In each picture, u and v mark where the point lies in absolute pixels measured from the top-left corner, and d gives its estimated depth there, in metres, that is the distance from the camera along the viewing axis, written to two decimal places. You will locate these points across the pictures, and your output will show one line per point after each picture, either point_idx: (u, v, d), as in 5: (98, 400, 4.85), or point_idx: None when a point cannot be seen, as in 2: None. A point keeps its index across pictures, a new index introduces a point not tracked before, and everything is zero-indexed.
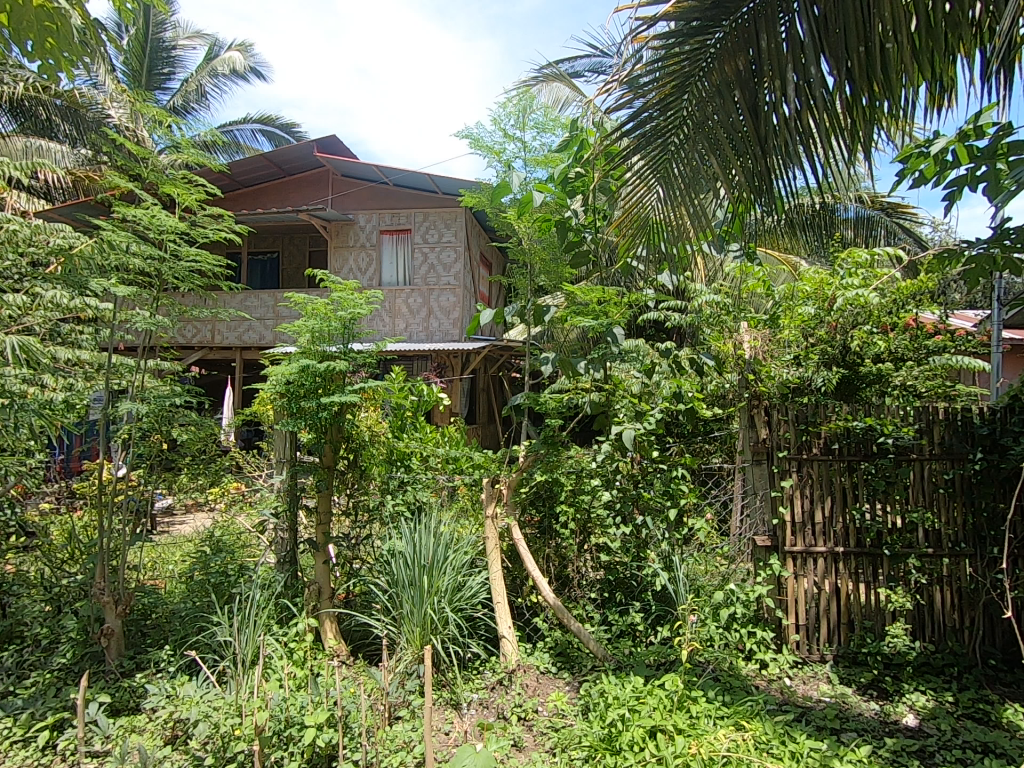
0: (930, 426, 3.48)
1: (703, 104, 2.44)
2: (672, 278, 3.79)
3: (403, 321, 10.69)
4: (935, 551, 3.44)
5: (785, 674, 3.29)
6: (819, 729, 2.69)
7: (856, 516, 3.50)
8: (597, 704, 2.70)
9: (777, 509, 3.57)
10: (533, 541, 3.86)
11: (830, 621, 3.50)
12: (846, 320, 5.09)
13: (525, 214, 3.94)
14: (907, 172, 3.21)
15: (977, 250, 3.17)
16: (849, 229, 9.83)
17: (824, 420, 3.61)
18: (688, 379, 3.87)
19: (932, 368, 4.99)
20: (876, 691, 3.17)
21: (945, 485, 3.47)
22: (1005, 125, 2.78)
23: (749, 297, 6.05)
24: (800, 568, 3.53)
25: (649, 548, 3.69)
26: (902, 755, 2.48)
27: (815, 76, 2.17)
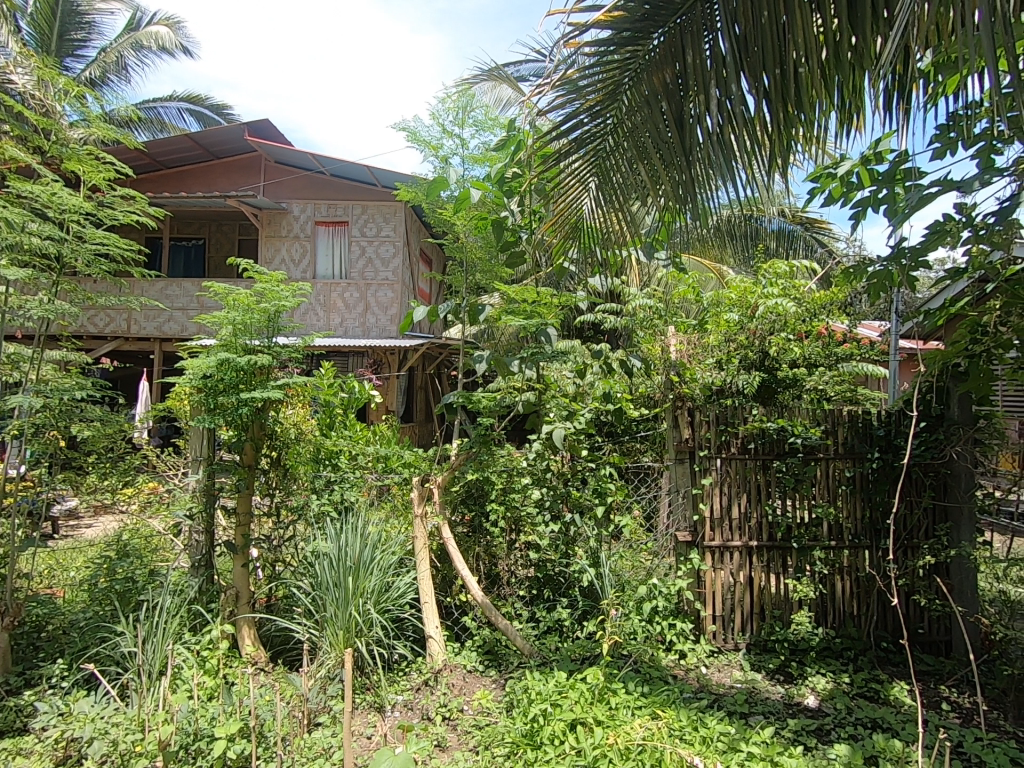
0: (835, 427, 3.77)
1: (633, 113, 2.54)
2: (604, 281, 3.90)
3: (338, 315, 10.39)
4: (837, 543, 3.70)
5: (702, 663, 3.45)
6: (729, 713, 2.84)
7: (769, 511, 3.73)
8: (521, 700, 2.72)
9: (698, 506, 3.73)
10: (463, 540, 3.84)
11: (744, 612, 3.70)
12: (766, 326, 5.38)
13: (462, 211, 3.94)
14: (820, 191, 3.44)
15: (879, 267, 3.47)
16: (772, 241, 10.44)
17: (742, 421, 3.81)
18: (619, 379, 3.97)
19: (842, 374, 5.35)
20: (783, 676, 3.38)
21: (846, 482, 3.75)
22: (901, 154, 3.03)
23: (679, 302, 6.32)
24: (718, 562, 3.71)
25: (577, 545, 3.77)
26: (803, 735, 2.65)
27: (736, 93, 2.28)
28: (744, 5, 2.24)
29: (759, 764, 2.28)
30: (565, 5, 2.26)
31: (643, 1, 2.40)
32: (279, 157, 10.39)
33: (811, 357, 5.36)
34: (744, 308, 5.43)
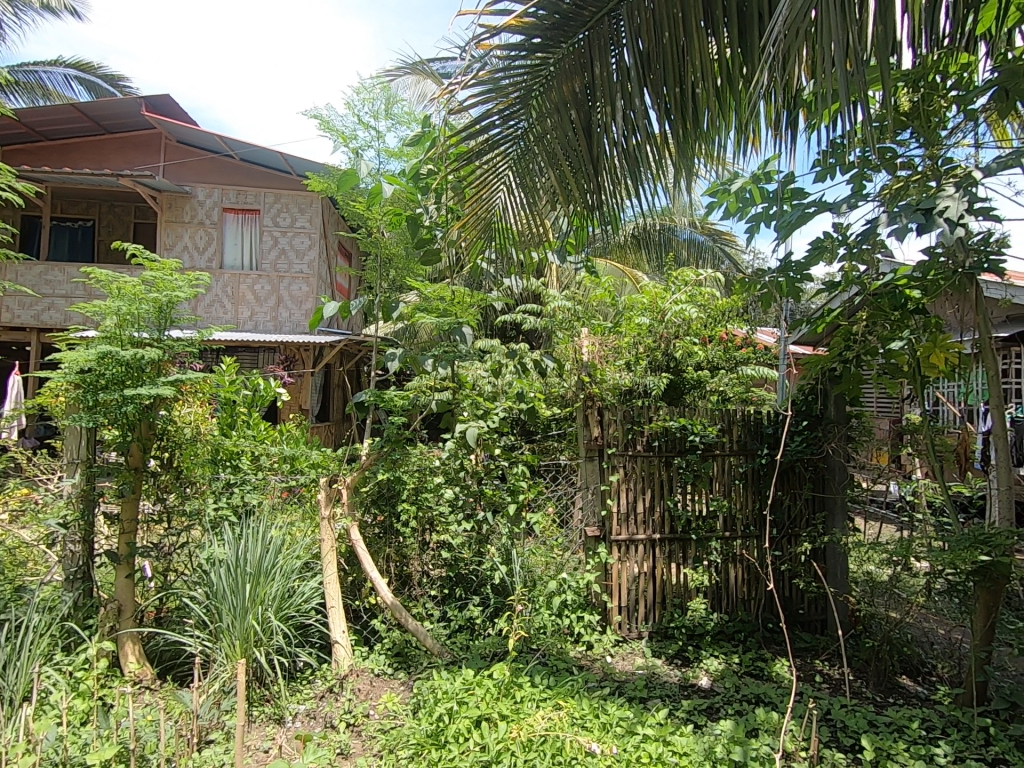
0: (730, 426, 4.05)
1: (544, 120, 2.62)
2: (518, 282, 3.95)
3: (247, 308, 9.83)
4: (731, 534, 3.98)
5: (607, 653, 3.58)
6: (630, 698, 2.97)
7: (671, 505, 3.94)
8: (427, 701, 2.69)
9: (606, 501, 3.87)
10: (374, 541, 3.76)
11: (646, 601, 3.89)
12: (674, 330, 5.67)
13: (375, 206, 3.85)
14: (718, 204, 3.65)
15: (768, 279, 3.77)
16: (683, 251, 11.02)
17: (647, 421, 4.00)
18: (533, 380, 4.05)
19: (740, 376, 5.68)
20: (680, 660, 3.59)
21: (739, 477, 4.04)
22: (789, 175, 3.29)
23: (596, 305, 6.51)
24: (623, 555, 3.87)
25: (490, 543, 3.78)
26: (694, 714, 2.82)
27: (639, 107, 2.41)
28: (647, 23, 2.36)
29: (652, 744, 2.41)
30: (477, 8, 2.28)
31: (553, 11, 2.46)
32: (182, 136, 9.68)
33: (713, 360, 5.69)
34: (654, 313, 5.74)
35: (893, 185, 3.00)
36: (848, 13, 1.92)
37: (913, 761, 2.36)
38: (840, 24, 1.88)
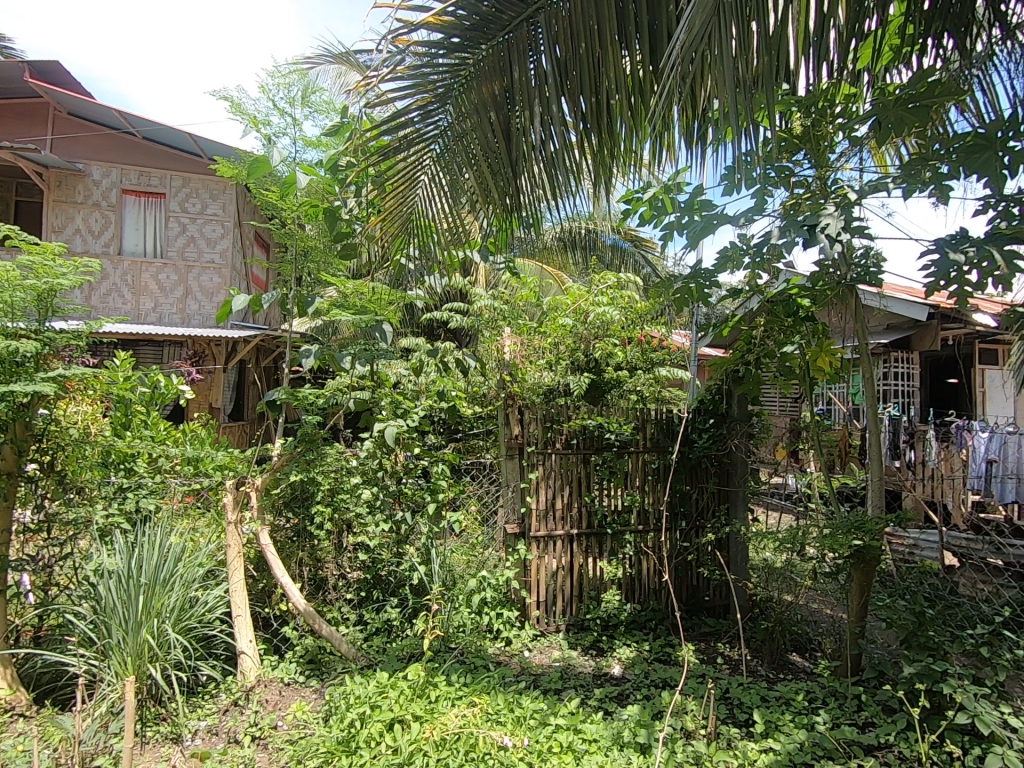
0: (644, 424, 4.24)
1: (463, 119, 2.62)
2: (440, 281, 3.92)
3: (150, 299, 9.12)
4: (644, 527, 4.17)
5: (525, 648, 3.65)
6: (545, 691, 3.04)
7: (588, 501, 4.07)
8: (339, 706, 2.62)
9: (525, 499, 3.93)
10: (287, 545, 3.62)
11: (564, 595, 4.00)
12: (596, 332, 5.88)
13: (290, 196, 3.70)
14: (634, 211, 3.78)
15: (680, 285, 3.97)
16: (607, 254, 11.34)
17: (566, 419, 4.11)
18: (453, 379, 4.04)
19: (657, 376, 5.82)
20: (595, 650, 3.72)
21: (652, 473, 4.24)
22: (699, 187, 3.46)
23: (521, 305, 6.57)
24: (542, 551, 3.95)
25: (409, 543, 3.73)
26: (605, 701, 2.93)
27: (556, 113, 2.47)
28: (564, 31, 2.43)
29: (564, 734, 2.48)
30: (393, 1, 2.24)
31: (473, 12, 2.47)
32: (74, 108, 8.83)
33: (632, 361, 5.88)
34: (578, 314, 5.96)
35: (789, 202, 3.26)
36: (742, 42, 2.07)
37: (796, 730, 2.58)
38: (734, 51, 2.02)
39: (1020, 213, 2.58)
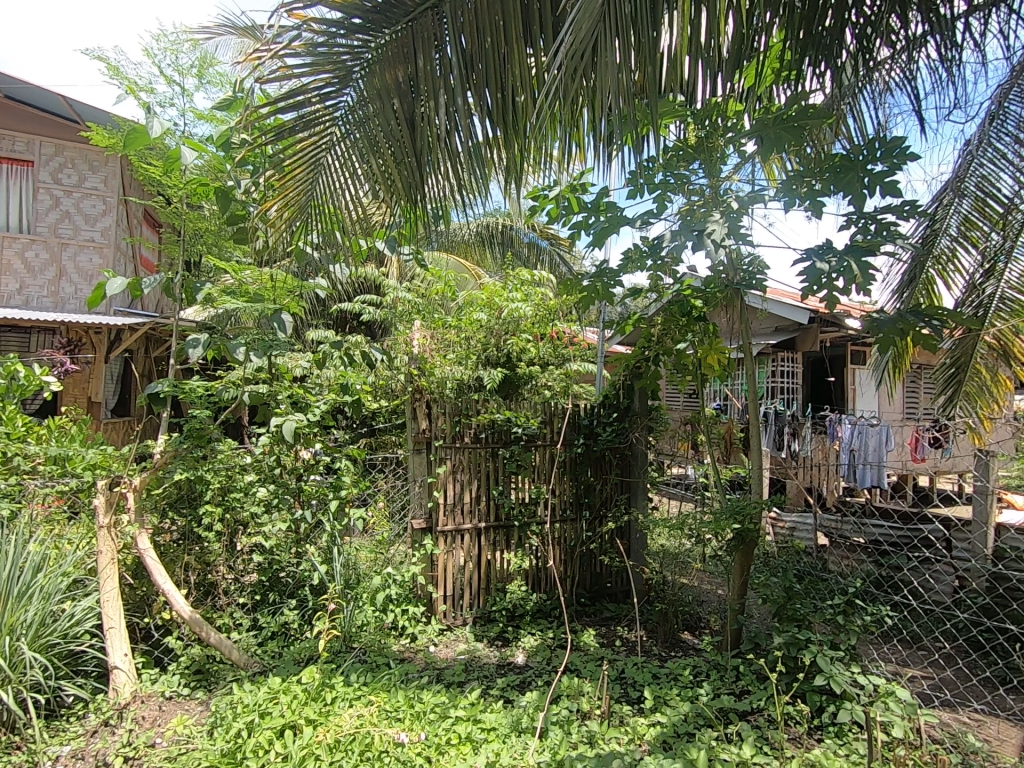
0: (551, 417, 4.35)
1: (365, 104, 2.54)
2: (344, 270, 3.75)
3: (14, 279, 8.11)
4: (550, 518, 4.28)
5: (431, 642, 3.63)
6: (448, 684, 3.04)
7: (496, 495, 4.12)
8: (224, 717, 2.48)
9: (432, 493, 3.91)
10: (171, 550, 3.37)
11: (471, 588, 4.02)
12: (509, 327, 5.93)
13: (176, 173, 3.43)
14: (541, 208, 3.83)
15: (587, 282, 4.10)
16: (524, 251, 11.46)
17: (475, 413, 4.12)
18: (358, 372, 3.91)
19: (567, 372, 6.01)
20: (500, 641, 3.78)
21: (559, 466, 4.36)
22: (603, 188, 3.54)
23: (435, 298, 6.49)
24: (449, 546, 3.95)
25: (309, 542, 3.58)
26: (507, 690, 2.98)
27: (461, 106, 2.46)
28: (469, 23, 2.43)
29: (462, 725, 2.50)
30: None
31: None
32: None
33: (544, 356, 6.00)
34: (492, 310, 5.98)
35: (685, 208, 3.44)
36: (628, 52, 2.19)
37: (681, 703, 2.76)
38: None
39: (876, 230, 2.90)
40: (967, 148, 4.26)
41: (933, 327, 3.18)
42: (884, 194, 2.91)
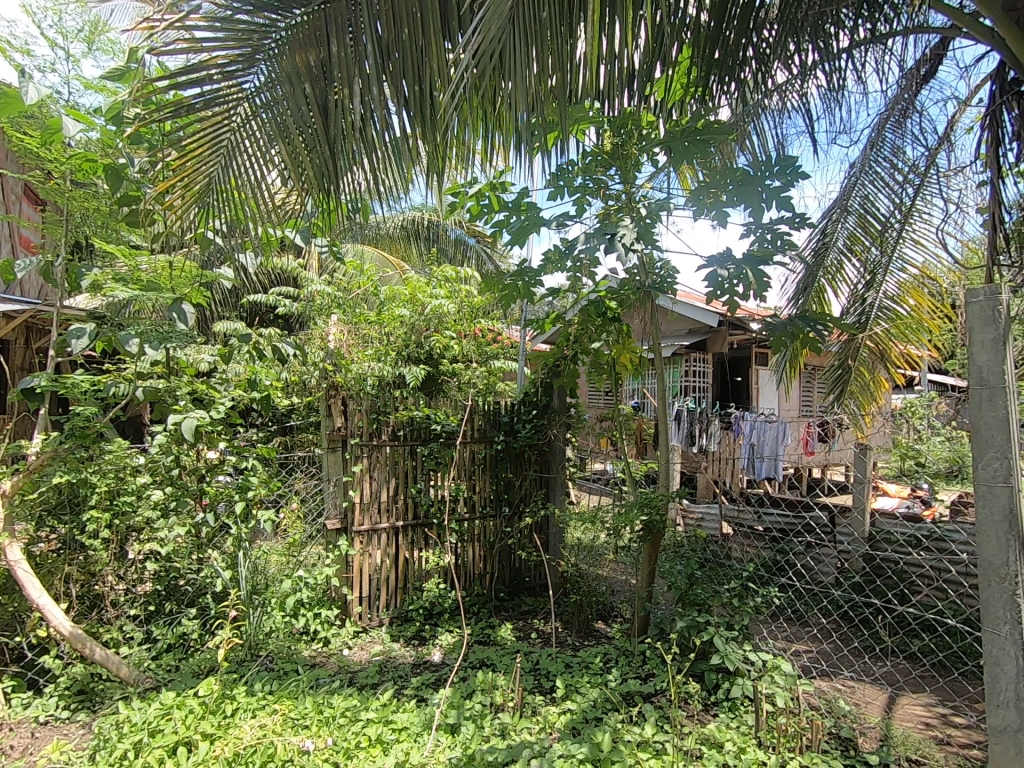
0: (471, 414, 4.36)
1: (273, 87, 2.42)
2: (253, 260, 3.56)
3: None
4: (469, 515, 4.30)
5: (344, 646, 3.54)
6: (360, 687, 2.98)
7: (414, 492, 4.08)
8: (107, 738, 2.29)
9: (347, 493, 3.80)
10: (48, 561, 3.06)
11: (388, 589, 3.96)
12: (432, 324, 5.87)
13: (57, 146, 3.11)
14: (462, 205, 3.82)
15: (508, 281, 4.13)
16: (450, 247, 11.38)
17: (393, 410, 4.05)
18: (268, 367, 3.74)
19: (491, 369, 6.04)
20: (417, 640, 3.75)
21: (479, 463, 4.38)
22: (524, 189, 3.58)
23: (356, 292, 6.31)
24: (365, 546, 3.86)
25: (211, 548, 3.38)
26: (421, 689, 2.96)
27: (376, 96, 2.40)
28: (386, 11, 2.38)
29: (373, 727, 2.46)
30: None
31: None
32: None
33: (467, 354, 6.00)
34: (415, 306, 5.90)
35: (602, 212, 3.55)
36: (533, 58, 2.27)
37: (590, 689, 2.86)
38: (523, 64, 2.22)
39: (771, 241, 3.13)
40: (853, 171, 4.69)
41: (818, 331, 3.49)
42: (778, 207, 3.14)
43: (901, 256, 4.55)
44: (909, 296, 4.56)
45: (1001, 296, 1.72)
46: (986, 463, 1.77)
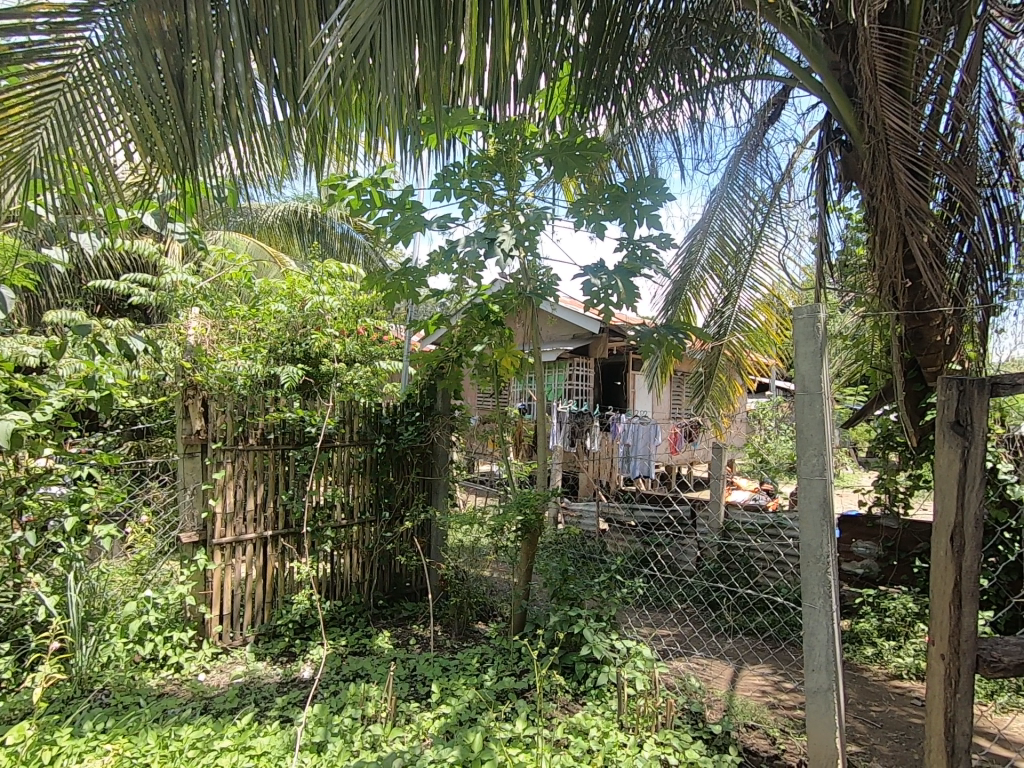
0: (351, 417, 4.21)
1: (117, 48, 2.14)
2: (93, 241, 3.13)
3: None
4: (346, 522, 4.13)
5: (200, 670, 3.23)
6: (217, 713, 2.74)
7: (285, 500, 3.84)
8: None
9: (207, 502, 3.48)
10: None
11: (254, 604, 3.68)
12: (310, 321, 5.58)
13: None
14: (342, 198, 3.64)
15: (391, 279, 4.03)
16: (336, 243, 10.93)
17: (262, 412, 3.78)
18: (112, 363, 3.32)
19: (375, 369, 5.88)
20: (286, 656, 3.53)
21: (357, 467, 4.23)
22: (408, 188, 3.51)
23: (226, 283, 5.84)
24: (228, 559, 3.56)
25: (33, 571, 2.93)
26: (287, 708, 2.78)
27: (241, 73, 2.22)
28: None
29: (228, 756, 2.27)
30: None
31: None
32: None
33: (350, 353, 5.78)
34: (293, 301, 5.58)
35: (488, 216, 3.58)
36: (402, 52, 2.25)
37: (466, 690, 2.87)
38: (393, 57, 2.20)
39: (640, 255, 3.36)
40: (713, 197, 5.19)
41: (681, 340, 3.79)
42: (648, 225, 3.38)
43: (752, 276, 5.10)
44: (760, 311, 5.18)
45: (819, 314, 1.98)
46: (807, 459, 2.03)
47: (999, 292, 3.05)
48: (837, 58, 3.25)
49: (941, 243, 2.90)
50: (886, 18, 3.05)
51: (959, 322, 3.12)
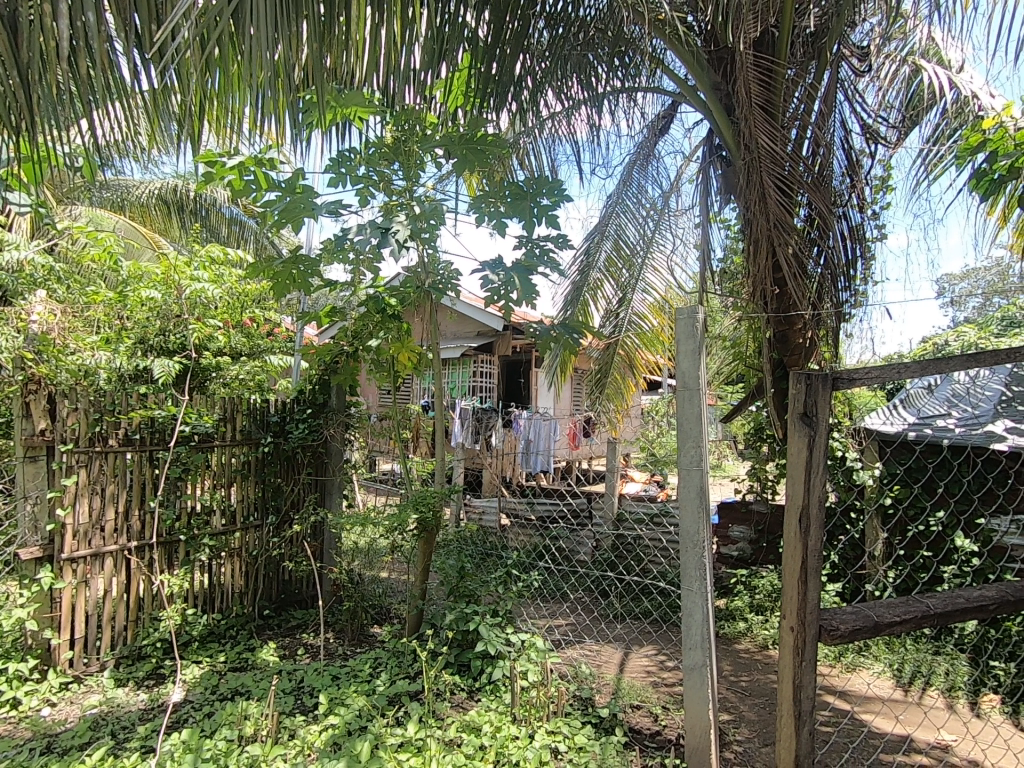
0: (232, 414, 3.88)
1: None
2: None
3: None
4: (227, 528, 3.81)
5: (44, 704, 2.83)
6: (63, 752, 2.41)
7: (152, 508, 3.46)
8: None
9: (53, 513, 3.07)
10: None
11: (114, 626, 3.29)
12: (189, 309, 5.00)
13: None
14: (220, 177, 3.26)
15: (280, 266, 3.72)
16: (223, 228, 10.12)
17: (125, 409, 3.38)
18: None
19: (263, 363, 5.49)
20: (153, 680, 3.20)
21: (239, 468, 3.92)
22: (298, 171, 3.16)
23: (86, 265, 5.17)
24: (80, 576, 3.15)
25: None
26: (151, 738, 2.50)
27: (91, 24, 1.91)
28: None
29: None
30: None
31: None
32: None
33: (235, 346, 5.36)
34: (168, 288, 4.96)
35: (387, 206, 3.34)
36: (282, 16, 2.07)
37: (356, 698, 2.75)
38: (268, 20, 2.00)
39: (538, 253, 3.40)
40: (610, 202, 5.39)
41: (577, 339, 3.89)
42: (546, 224, 3.42)
43: (644, 280, 5.37)
44: (653, 315, 5.39)
45: (698, 315, 2.10)
46: (686, 452, 2.14)
47: (849, 300, 3.43)
48: (719, 79, 3.47)
49: (803, 255, 3.20)
50: (760, 46, 3.29)
51: (817, 326, 3.47)
